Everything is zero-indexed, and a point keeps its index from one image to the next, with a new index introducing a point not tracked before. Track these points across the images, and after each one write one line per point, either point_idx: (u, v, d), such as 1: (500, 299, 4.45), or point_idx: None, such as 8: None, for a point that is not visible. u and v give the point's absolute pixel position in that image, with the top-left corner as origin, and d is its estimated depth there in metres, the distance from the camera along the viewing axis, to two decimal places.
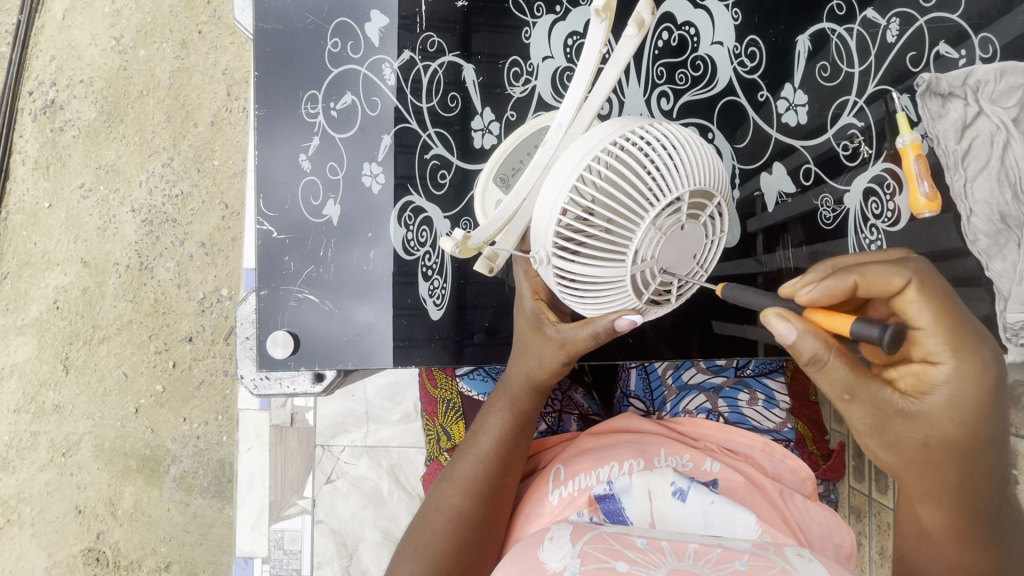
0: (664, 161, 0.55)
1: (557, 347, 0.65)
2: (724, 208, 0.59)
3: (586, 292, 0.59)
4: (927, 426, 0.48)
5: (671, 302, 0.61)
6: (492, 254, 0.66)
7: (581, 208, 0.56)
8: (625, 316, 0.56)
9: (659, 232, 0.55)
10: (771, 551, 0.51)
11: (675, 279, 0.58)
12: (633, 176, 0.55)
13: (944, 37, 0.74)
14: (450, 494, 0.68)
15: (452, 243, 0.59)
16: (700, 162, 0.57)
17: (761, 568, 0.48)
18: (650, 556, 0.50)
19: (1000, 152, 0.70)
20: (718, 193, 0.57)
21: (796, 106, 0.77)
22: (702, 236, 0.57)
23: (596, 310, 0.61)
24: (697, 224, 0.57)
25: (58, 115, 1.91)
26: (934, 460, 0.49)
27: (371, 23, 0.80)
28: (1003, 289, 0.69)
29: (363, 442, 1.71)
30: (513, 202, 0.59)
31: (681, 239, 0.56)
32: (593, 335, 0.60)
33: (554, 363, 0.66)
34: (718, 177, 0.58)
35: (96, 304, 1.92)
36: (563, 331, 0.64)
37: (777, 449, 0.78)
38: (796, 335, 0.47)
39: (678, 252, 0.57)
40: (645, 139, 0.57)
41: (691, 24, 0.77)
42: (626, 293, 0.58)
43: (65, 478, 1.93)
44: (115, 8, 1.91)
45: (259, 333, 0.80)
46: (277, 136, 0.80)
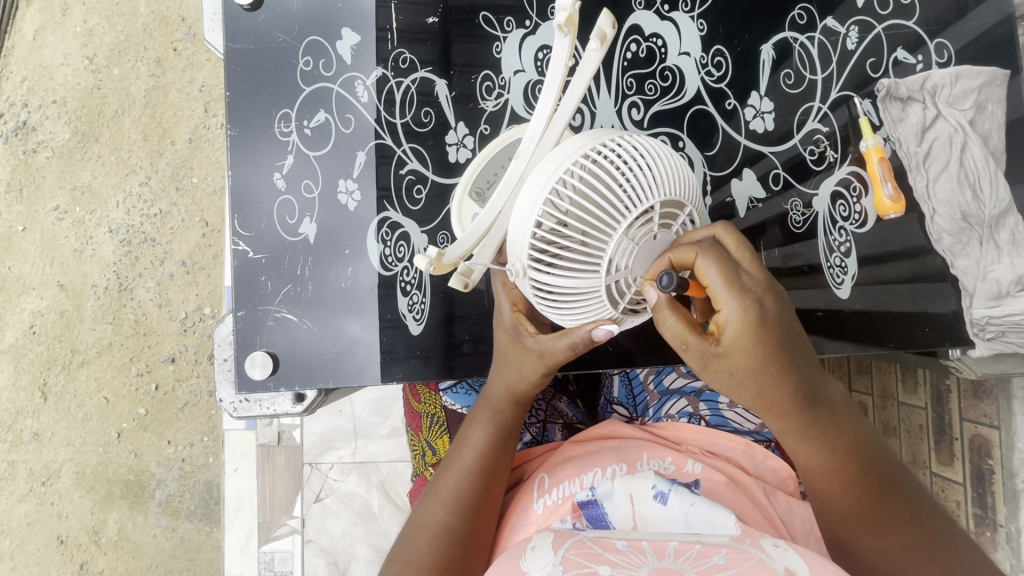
0: (635, 173, 0.56)
1: (537, 359, 0.65)
2: (695, 217, 0.60)
3: (563, 303, 0.60)
4: (742, 359, 0.51)
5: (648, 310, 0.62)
6: (467, 269, 0.64)
7: (556, 219, 0.56)
8: (602, 326, 0.58)
9: (632, 242, 0.56)
10: (747, 544, 0.52)
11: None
12: (605, 189, 0.56)
13: (902, 43, 0.77)
14: (435, 510, 0.67)
15: (426, 260, 0.57)
16: (670, 173, 0.58)
17: (738, 560, 0.48)
18: (631, 557, 0.50)
19: (959, 153, 0.73)
20: (688, 203, 0.58)
21: (763, 113, 0.78)
22: (674, 245, 0.58)
23: (574, 322, 0.61)
24: (670, 233, 0.58)
25: (30, 136, 1.88)
26: (753, 384, 0.53)
27: (342, 41, 0.80)
28: (968, 285, 0.75)
29: (351, 459, 1.69)
30: (488, 217, 0.58)
31: (654, 248, 0.57)
32: (572, 345, 0.61)
33: (534, 373, 0.66)
34: (687, 186, 0.59)
35: (74, 327, 1.88)
36: (542, 342, 0.64)
37: (758, 449, 0.79)
38: (658, 303, 0.53)
39: (653, 262, 0.58)
40: (616, 151, 0.58)
41: (659, 35, 0.78)
42: (602, 303, 0.59)
43: (46, 507, 1.87)
44: (87, 27, 1.88)
45: (238, 355, 0.79)
46: (251, 156, 0.80)
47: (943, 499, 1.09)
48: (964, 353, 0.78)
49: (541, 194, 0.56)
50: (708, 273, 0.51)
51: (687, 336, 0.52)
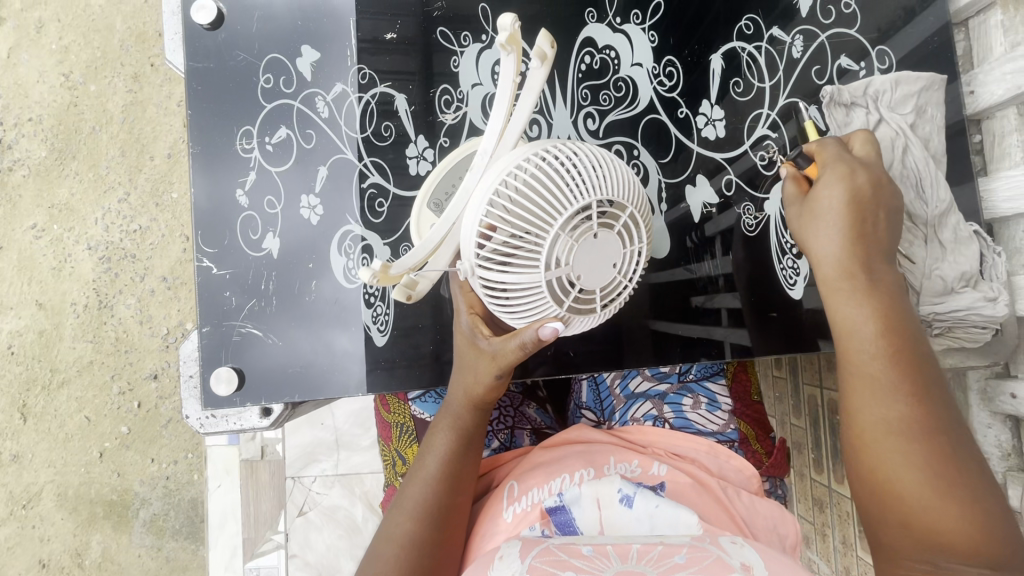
0: (578, 180, 0.58)
1: (490, 360, 0.66)
2: (638, 218, 0.61)
3: (511, 301, 0.62)
4: (822, 196, 0.66)
5: (596, 310, 0.63)
6: (410, 281, 0.65)
7: (505, 226, 0.58)
8: (548, 324, 0.59)
9: (572, 240, 0.58)
10: (707, 542, 0.54)
11: (595, 286, 0.60)
12: (549, 195, 0.58)
13: (844, 51, 0.80)
14: (401, 521, 0.68)
15: (369, 273, 0.57)
16: (612, 177, 0.60)
17: (698, 559, 0.50)
18: (597, 562, 0.51)
19: (901, 154, 0.76)
20: (630, 204, 0.60)
21: (714, 120, 0.81)
22: (618, 246, 0.60)
23: (522, 322, 0.63)
24: (611, 233, 0.59)
25: (6, 154, 1.86)
26: (814, 217, 0.66)
27: (302, 58, 0.81)
28: (915, 283, 0.76)
29: (334, 471, 1.69)
30: (442, 228, 0.59)
31: (596, 247, 0.59)
32: (522, 344, 0.62)
33: (489, 376, 0.67)
34: (631, 189, 0.61)
35: (53, 346, 1.86)
36: (494, 344, 0.66)
37: (722, 449, 0.81)
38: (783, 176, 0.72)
39: (596, 261, 0.59)
40: (561, 159, 0.59)
41: (611, 47, 0.80)
42: (546, 301, 0.60)
43: (27, 531, 1.84)
44: (63, 45, 1.88)
45: (204, 371, 0.79)
46: (213, 174, 0.81)
47: None
48: None
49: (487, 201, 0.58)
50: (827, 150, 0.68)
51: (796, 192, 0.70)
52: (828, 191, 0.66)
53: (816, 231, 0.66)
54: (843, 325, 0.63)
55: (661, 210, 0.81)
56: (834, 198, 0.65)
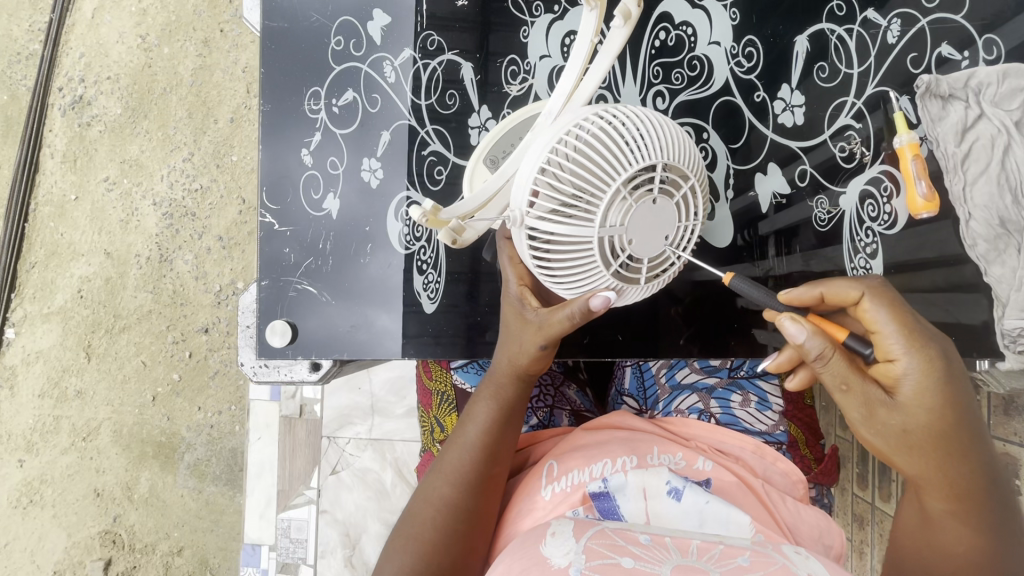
0: (641, 143, 0.57)
1: (535, 330, 0.66)
2: (697, 191, 0.60)
3: (561, 260, 0.60)
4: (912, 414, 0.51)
5: (641, 280, 0.61)
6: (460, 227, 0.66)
7: (550, 192, 0.57)
8: (599, 294, 0.58)
9: (630, 200, 0.56)
10: (769, 548, 0.52)
11: (643, 255, 0.59)
12: (608, 155, 0.56)
13: (947, 39, 0.74)
14: (439, 484, 0.69)
15: (419, 213, 0.59)
16: (674, 141, 0.59)
17: (762, 563, 0.49)
18: (655, 552, 0.51)
19: (1001, 155, 0.69)
20: (689, 173, 0.59)
21: (793, 106, 0.77)
22: (674, 217, 0.59)
23: (570, 293, 0.63)
24: (669, 201, 0.58)
25: (85, 110, 1.97)
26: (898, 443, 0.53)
27: (373, 22, 0.81)
28: (1002, 295, 0.70)
29: (367, 435, 1.74)
30: (495, 182, 0.63)
31: (653, 213, 0.57)
32: (569, 314, 0.61)
33: (532, 346, 0.66)
34: (692, 160, 0.60)
35: (118, 293, 1.98)
36: (541, 315, 0.65)
37: (768, 452, 0.78)
38: (805, 335, 0.51)
39: (650, 228, 0.58)
40: (621, 120, 0.58)
41: (688, 23, 0.77)
42: (595, 262, 0.58)
43: (85, 462, 1.99)
44: (141, 7, 1.96)
45: (260, 322, 0.82)
46: (280, 133, 0.83)
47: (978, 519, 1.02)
48: (993, 366, 0.73)
49: (546, 153, 0.58)
50: (872, 314, 0.52)
51: (853, 374, 0.51)
52: (909, 412, 0.51)
53: (894, 445, 0.53)
54: (939, 545, 0.56)
55: (726, 196, 0.78)
56: (924, 422, 0.51)
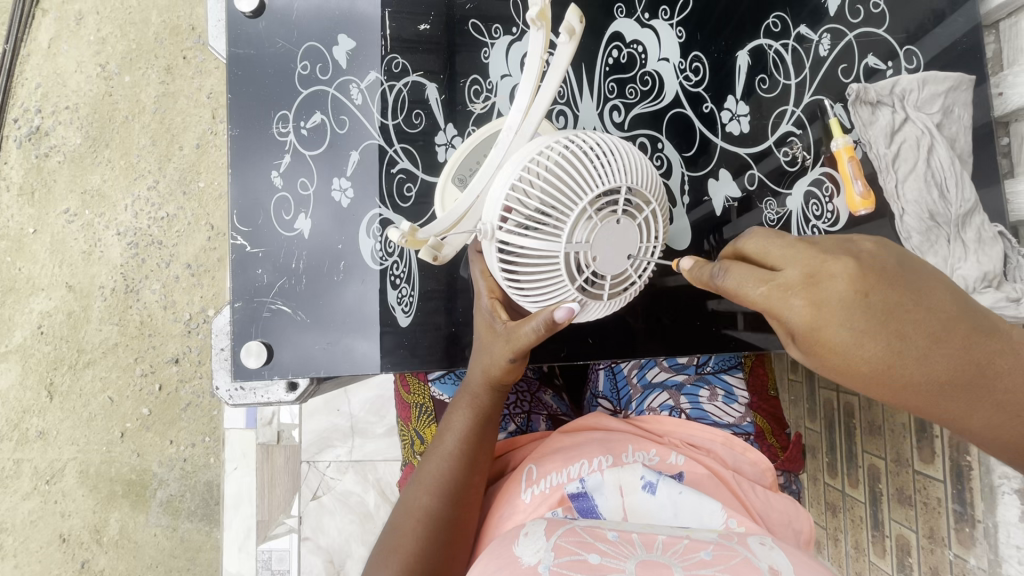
0: (604, 167, 0.61)
1: (504, 343, 0.67)
2: (658, 215, 0.65)
3: (527, 279, 0.64)
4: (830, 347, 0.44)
5: (603, 296, 0.65)
6: (439, 243, 0.67)
7: (524, 209, 0.61)
8: (563, 306, 0.60)
9: (596, 220, 0.60)
10: (734, 542, 0.55)
11: (607, 272, 0.63)
12: (574, 177, 0.60)
13: (872, 50, 0.81)
14: (420, 495, 0.70)
15: (399, 233, 0.61)
16: (635, 167, 0.63)
17: (724, 557, 0.52)
18: (621, 548, 0.53)
19: (926, 155, 0.76)
20: (652, 199, 0.64)
21: (739, 116, 0.82)
22: (636, 238, 0.63)
23: (535, 305, 0.66)
24: (632, 223, 0.62)
25: (43, 141, 1.93)
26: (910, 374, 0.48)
27: (338, 46, 0.84)
28: None
29: (349, 458, 1.72)
30: (467, 199, 0.64)
31: (616, 232, 0.61)
32: (535, 327, 0.63)
33: (504, 358, 0.68)
34: (653, 185, 0.65)
35: (82, 328, 1.92)
36: (510, 328, 0.67)
37: (737, 442, 0.82)
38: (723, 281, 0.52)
39: (613, 246, 0.62)
40: (590, 147, 0.63)
41: (639, 42, 0.82)
42: (562, 279, 0.62)
43: (49, 506, 1.91)
44: (100, 36, 1.95)
45: (234, 344, 0.83)
46: (249, 157, 0.84)
47: (925, 498, 0.99)
48: None
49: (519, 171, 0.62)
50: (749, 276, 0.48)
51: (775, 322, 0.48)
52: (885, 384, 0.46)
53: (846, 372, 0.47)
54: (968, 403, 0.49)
55: (681, 203, 0.82)
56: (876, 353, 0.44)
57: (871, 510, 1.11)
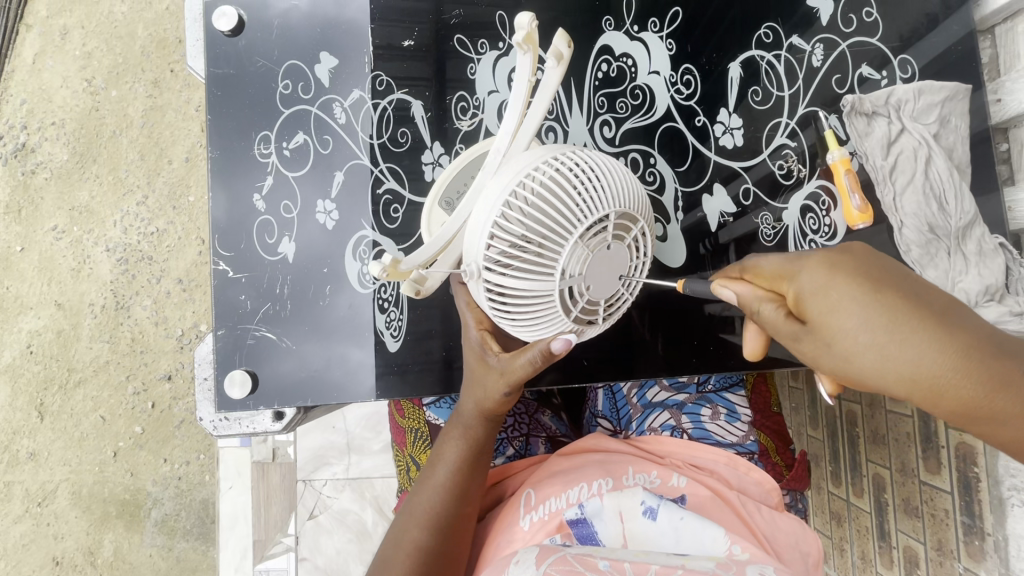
0: (592, 191, 0.59)
1: (498, 376, 0.65)
2: (647, 233, 0.63)
3: (516, 308, 0.61)
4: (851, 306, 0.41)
5: (599, 322, 0.64)
6: (420, 277, 0.64)
7: (512, 244, 0.58)
8: (560, 336, 0.58)
9: (587, 250, 0.58)
10: (731, 573, 0.53)
11: (601, 298, 0.61)
12: (564, 207, 0.58)
13: (866, 60, 0.79)
14: (411, 529, 0.67)
15: (379, 268, 0.57)
16: (622, 187, 0.61)
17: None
18: None
19: (924, 166, 0.74)
20: (640, 218, 0.62)
21: (732, 129, 0.80)
22: (627, 259, 0.61)
23: (529, 335, 0.64)
24: (623, 245, 0.61)
25: (29, 157, 1.90)
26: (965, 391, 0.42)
27: (320, 65, 0.82)
28: None
29: (345, 475, 1.69)
30: (454, 224, 0.61)
31: (607, 258, 0.60)
32: (532, 358, 0.61)
33: (498, 392, 0.65)
34: (640, 202, 0.63)
35: (71, 346, 1.89)
36: (503, 361, 0.64)
37: (741, 462, 0.80)
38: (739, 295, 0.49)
39: (605, 273, 0.60)
40: (575, 168, 0.60)
41: (628, 55, 0.80)
42: (556, 311, 0.60)
43: (41, 528, 1.87)
44: (86, 51, 1.92)
45: (218, 373, 0.80)
46: (230, 180, 0.81)
47: (932, 509, 0.96)
48: None
49: (503, 201, 0.58)
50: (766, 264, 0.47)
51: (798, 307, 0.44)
52: (945, 346, 0.39)
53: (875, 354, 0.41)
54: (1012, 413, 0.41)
55: (675, 220, 0.81)
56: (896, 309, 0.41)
57: (877, 521, 1.09)
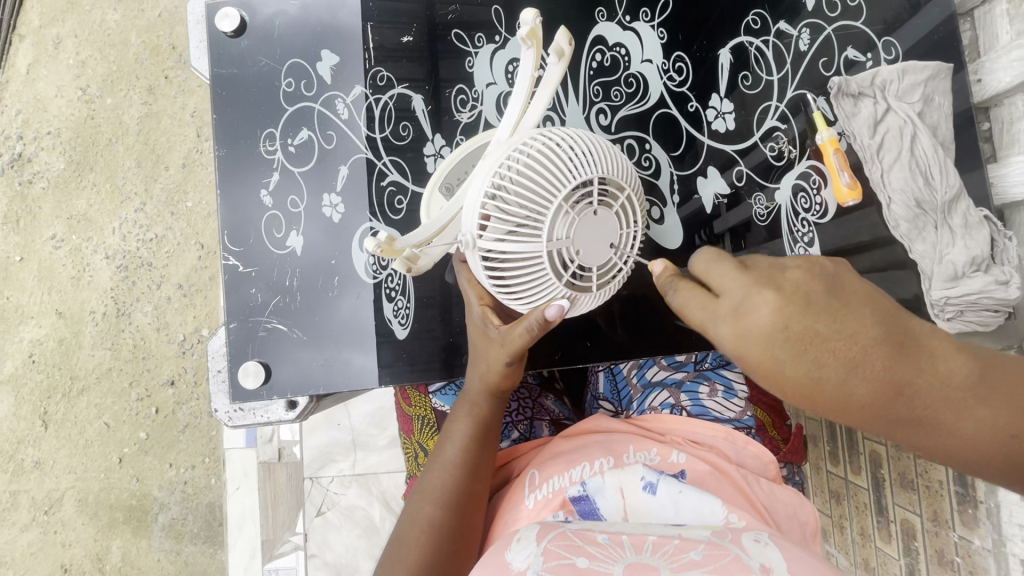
0: (576, 159, 0.61)
1: (498, 347, 0.67)
2: (635, 201, 0.65)
3: (516, 283, 0.64)
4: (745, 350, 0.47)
5: (593, 289, 0.65)
6: (414, 254, 0.67)
7: (500, 215, 0.61)
8: (554, 303, 0.60)
9: (573, 214, 0.60)
10: (728, 540, 0.54)
11: (592, 264, 0.63)
12: (546, 175, 0.60)
13: (851, 43, 0.82)
14: (423, 505, 0.70)
15: (374, 243, 0.59)
16: (605, 155, 0.63)
17: (714, 556, 0.51)
18: (610, 551, 0.54)
19: (910, 143, 0.77)
20: (626, 185, 0.64)
21: (724, 113, 0.83)
22: (615, 225, 0.62)
23: (524, 306, 0.66)
24: (610, 211, 0.62)
25: (26, 168, 1.91)
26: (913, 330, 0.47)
27: (322, 62, 0.84)
28: (927, 269, 0.77)
29: (351, 472, 1.71)
30: (449, 211, 0.65)
31: (595, 223, 0.61)
32: (529, 327, 0.63)
33: (500, 364, 0.68)
34: (626, 172, 0.65)
35: (74, 354, 1.90)
36: (502, 332, 0.67)
37: (739, 436, 0.82)
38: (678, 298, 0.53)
39: (594, 237, 0.62)
40: (559, 141, 0.63)
41: (622, 44, 0.83)
42: (547, 276, 0.62)
43: (49, 536, 1.88)
44: (79, 60, 1.93)
45: (231, 366, 0.82)
46: (237, 177, 0.84)
47: (928, 481, 0.99)
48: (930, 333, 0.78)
49: (490, 178, 0.62)
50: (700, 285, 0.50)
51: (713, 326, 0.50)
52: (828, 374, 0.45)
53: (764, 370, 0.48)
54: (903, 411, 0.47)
55: (672, 203, 0.83)
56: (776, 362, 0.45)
57: (874, 496, 1.12)
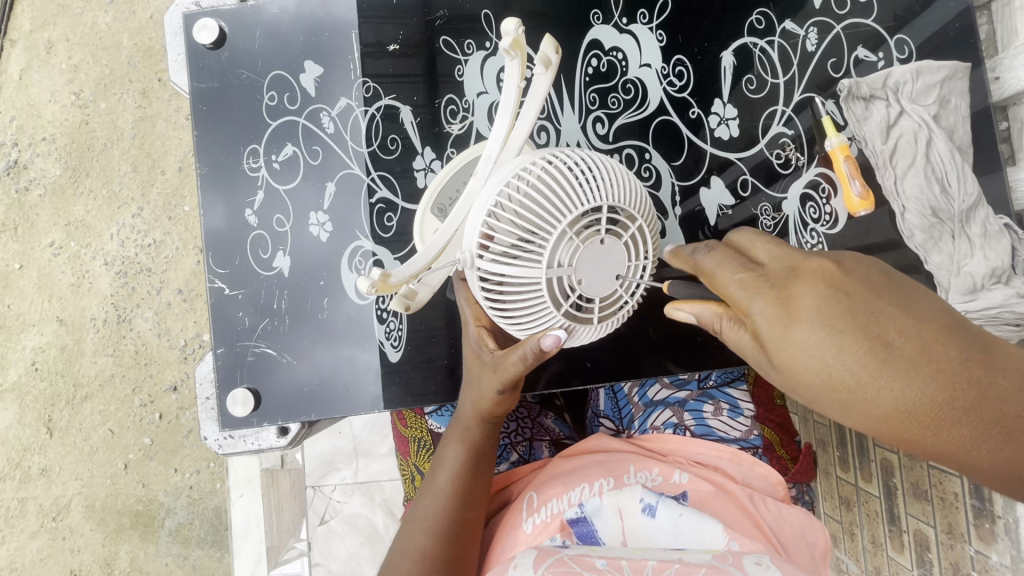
0: (585, 185, 0.58)
1: (492, 373, 0.65)
2: (646, 231, 0.61)
3: (513, 309, 0.61)
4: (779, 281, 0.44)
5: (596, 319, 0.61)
6: (409, 291, 0.64)
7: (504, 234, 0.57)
8: (549, 334, 0.57)
9: (578, 242, 0.57)
10: (729, 563, 0.53)
11: (596, 295, 0.60)
12: (553, 200, 0.57)
13: (861, 42, 0.77)
14: (415, 535, 0.67)
15: (367, 282, 0.56)
16: (613, 179, 0.59)
17: None
18: None
19: (925, 148, 0.73)
20: (638, 216, 0.60)
21: (727, 119, 0.79)
22: (624, 257, 0.59)
23: (522, 332, 0.63)
24: (618, 241, 0.59)
25: (22, 174, 1.89)
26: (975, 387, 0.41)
27: (306, 74, 0.80)
28: (943, 281, 0.73)
29: (354, 479, 1.69)
30: (445, 232, 0.60)
31: (601, 252, 0.58)
32: (523, 356, 0.60)
33: (493, 390, 0.65)
34: (638, 200, 0.61)
35: (76, 361, 1.89)
36: (497, 358, 0.64)
37: (746, 457, 0.79)
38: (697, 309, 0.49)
39: (598, 267, 0.59)
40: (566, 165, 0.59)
41: (618, 49, 0.79)
42: (547, 304, 0.59)
43: (58, 542, 1.88)
44: (72, 64, 1.90)
45: (220, 392, 0.80)
46: (221, 195, 0.81)
47: (942, 492, 0.96)
48: None
49: (492, 202, 0.58)
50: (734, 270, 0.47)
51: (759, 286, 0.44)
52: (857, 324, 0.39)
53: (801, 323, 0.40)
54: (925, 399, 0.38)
55: (675, 214, 0.80)
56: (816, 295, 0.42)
57: (886, 505, 1.08)
